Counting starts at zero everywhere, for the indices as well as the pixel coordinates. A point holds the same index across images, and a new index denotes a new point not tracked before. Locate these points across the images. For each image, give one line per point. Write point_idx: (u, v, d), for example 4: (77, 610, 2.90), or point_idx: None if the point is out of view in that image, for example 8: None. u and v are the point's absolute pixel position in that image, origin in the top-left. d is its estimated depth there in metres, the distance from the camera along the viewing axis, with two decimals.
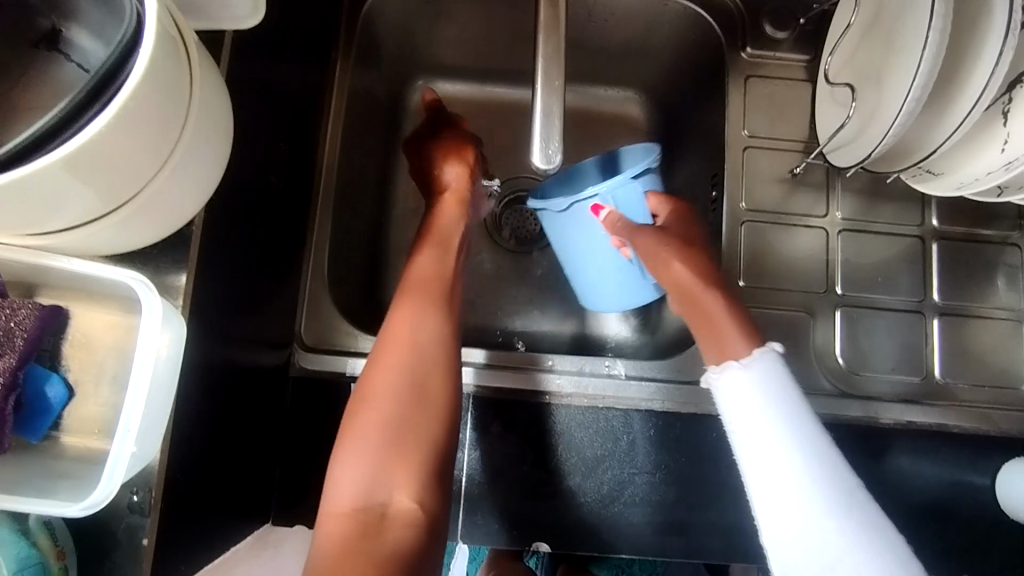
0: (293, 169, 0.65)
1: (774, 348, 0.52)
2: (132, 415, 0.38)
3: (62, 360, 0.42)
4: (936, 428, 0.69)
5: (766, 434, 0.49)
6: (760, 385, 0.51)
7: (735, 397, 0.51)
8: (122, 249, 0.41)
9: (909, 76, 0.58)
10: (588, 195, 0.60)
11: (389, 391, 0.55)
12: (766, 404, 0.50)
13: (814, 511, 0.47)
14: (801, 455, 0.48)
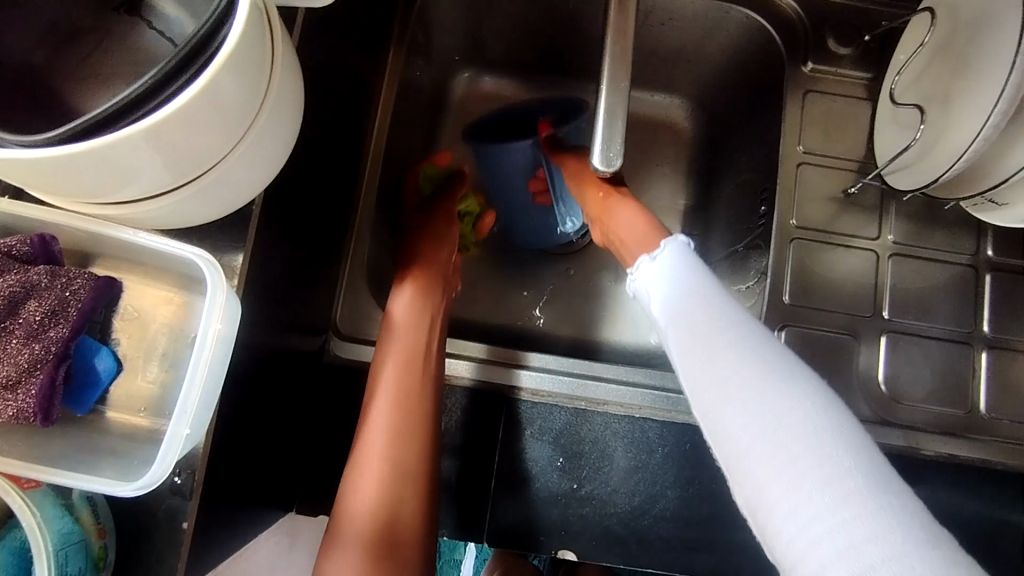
0: (343, 154, 0.64)
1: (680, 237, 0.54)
2: (188, 397, 0.37)
3: (112, 333, 0.41)
4: (977, 463, 0.67)
5: (702, 308, 0.48)
6: (673, 261, 0.53)
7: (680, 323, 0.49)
8: (183, 225, 0.41)
9: (986, 102, 0.56)
10: None
11: (372, 420, 0.61)
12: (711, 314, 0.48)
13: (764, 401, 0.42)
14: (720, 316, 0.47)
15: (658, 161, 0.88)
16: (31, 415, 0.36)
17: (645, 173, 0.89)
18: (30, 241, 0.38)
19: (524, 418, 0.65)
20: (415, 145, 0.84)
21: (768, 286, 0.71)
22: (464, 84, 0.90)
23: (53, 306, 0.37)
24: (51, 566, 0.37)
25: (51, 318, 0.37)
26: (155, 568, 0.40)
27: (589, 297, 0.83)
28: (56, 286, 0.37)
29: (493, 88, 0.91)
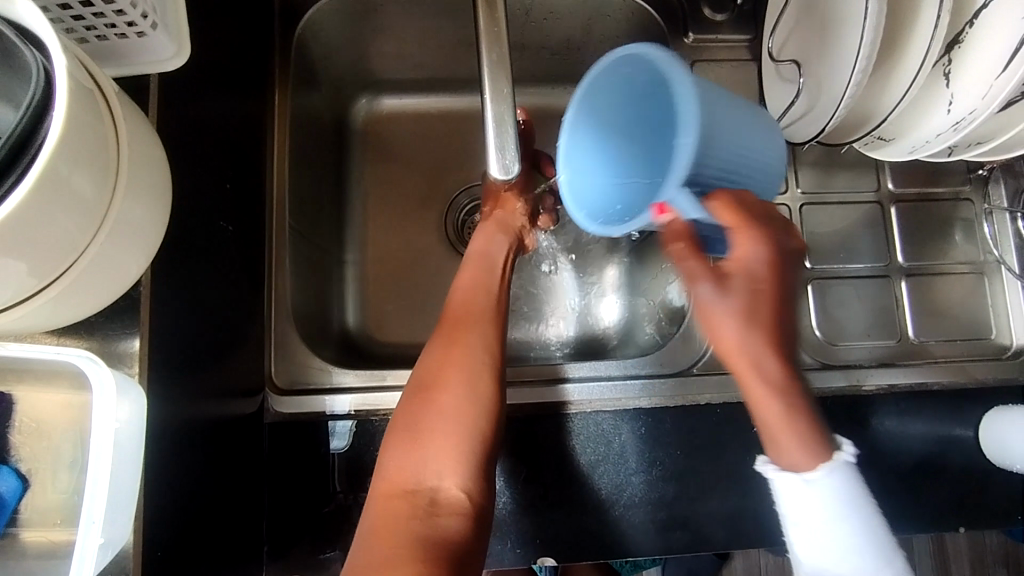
0: (243, 206, 0.62)
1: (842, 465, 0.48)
2: (95, 503, 0.35)
3: (10, 451, 0.38)
4: (916, 388, 0.69)
5: (829, 540, 0.47)
6: (832, 496, 0.47)
7: (799, 500, 0.48)
8: (61, 325, 0.38)
9: (853, 47, 0.58)
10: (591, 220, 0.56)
11: (457, 335, 0.58)
12: (833, 504, 0.47)
13: None
14: (857, 556, 0.47)
15: None
16: None
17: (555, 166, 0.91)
18: None
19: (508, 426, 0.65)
20: (326, 182, 0.83)
21: None
22: (365, 110, 0.89)
23: None
24: None
25: None
26: None
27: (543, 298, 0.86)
28: None
29: (395, 108, 0.89)
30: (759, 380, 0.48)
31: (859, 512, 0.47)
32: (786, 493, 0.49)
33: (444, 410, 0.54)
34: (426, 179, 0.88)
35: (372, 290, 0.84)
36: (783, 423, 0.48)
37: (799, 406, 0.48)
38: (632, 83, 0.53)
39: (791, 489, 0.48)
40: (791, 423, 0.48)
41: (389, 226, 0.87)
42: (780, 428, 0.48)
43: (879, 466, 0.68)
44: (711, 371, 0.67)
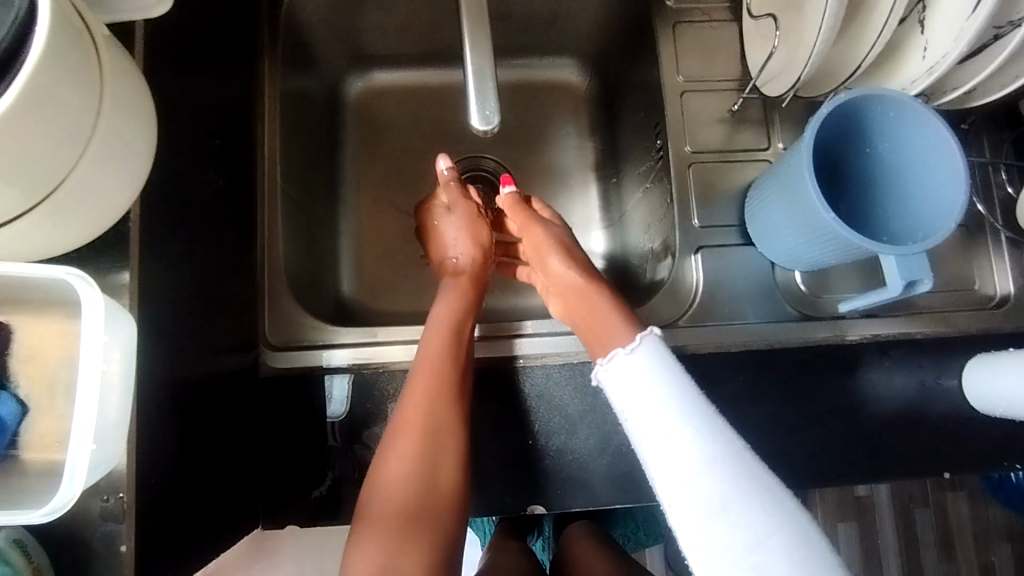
0: (234, 167, 0.64)
1: (653, 333, 0.54)
2: (86, 413, 0.37)
3: (10, 377, 0.40)
4: (900, 337, 0.71)
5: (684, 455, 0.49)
6: (653, 380, 0.52)
7: (627, 381, 0.53)
8: (52, 250, 0.40)
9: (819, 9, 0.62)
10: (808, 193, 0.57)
11: (437, 391, 0.61)
12: (648, 373, 0.52)
13: (705, 447, 0.48)
14: (687, 416, 0.50)
15: (559, 123, 0.93)
16: None
17: (545, 136, 0.93)
18: None
19: (491, 380, 0.67)
20: (319, 154, 0.85)
21: (676, 213, 0.73)
22: (357, 84, 0.91)
23: None
24: None
25: None
26: None
27: None
28: None
29: (386, 82, 0.91)
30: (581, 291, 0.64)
31: (667, 378, 0.52)
32: (616, 389, 0.55)
33: (410, 532, 0.58)
34: (417, 151, 0.91)
35: (365, 259, 0.86)
36: (600, 323, 0.61)
37: (590, 311, 0.63)
38: (880, 132, 0.59)
39: (621, 365, 0.54)
40: (608, 313, 0.61)
41: (381, 197, 0.89)
42: (592, 329, 0.62)
43: (864, 415, 0.69)
44: (695, 324, 0.70)
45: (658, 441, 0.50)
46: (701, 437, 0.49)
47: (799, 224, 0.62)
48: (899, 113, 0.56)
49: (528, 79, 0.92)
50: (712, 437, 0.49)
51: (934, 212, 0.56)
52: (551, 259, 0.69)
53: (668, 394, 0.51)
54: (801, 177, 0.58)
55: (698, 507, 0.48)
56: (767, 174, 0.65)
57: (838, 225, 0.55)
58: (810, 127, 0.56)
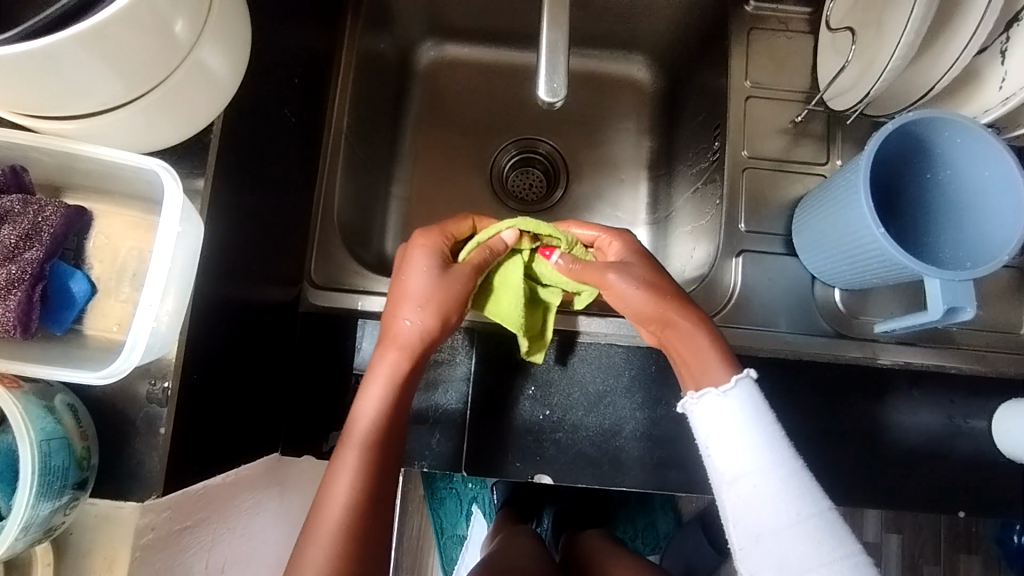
0: (307, 109, 0.67)
1: (750, 373, 0.52)
2: (152, 291, 0.39)
3: (85, 260, 0.44)
4: (932, 368, 0.69)
5: (758, 493, 0.49)
6: (739, 413, 0.51)
7: (712, 413, 0.52)
8: (142, 145, 0.44)
9: (900, 25, 0.61)
10: (870, 220, 0.56)
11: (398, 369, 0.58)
12: (740, 417, 0.51)
13: (779, 489, 0.48)
14: (766, 455, 0.49)
15: (620, 117, 0.94)
16: (11, 327, 0.39)
17: (604, 129, 0.94)
18: (3, 172, 0.41)
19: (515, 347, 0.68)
20: (384, 113, 0.88)
21: (723, 215, 0.74)
22: (429, 52, 0.93)
23: (26, 230, 0.40)
24: (35, 457, 0.38)
25: (25, 242, 0.40)
26: (137, 471, 0.43)
27: None
28: (28, 212, 0.40)
29: (457, 55, 0.94)
30: (682, 321, 0.57)
31: (763, 427, 0.50)
32: (699, 421, 0.53)
33: (369, 494, 0.55)
34: (477, 126, 0.93)
35: (412, 222, 0.89)
36: (703, 371, 0.55)
37: (689, 351, 0.56)
38: (938, 158, 0.59)
39: (711, 399, 0.52)
40: (709, 350, 0.55)
41: (436, 165, 0.92)
42: (691, 373, 0.56)
43: (883, 443, 0.69)
44: (726, 324, 0.70)
45: (743, 487, 0.49)
46: (785, 495, 0.48)
47: (848, 242, 0.61)
48: (963, 141, 0.56)
49: (595, 69, 0.94)
50: (786, 480, 0.49)
51: (989, 243, 0.56)
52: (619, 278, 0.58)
53: (759, 444, 0.49)
54: (856, 193, 0.57)
55: (766, 547, 0.48)
56: (819, 189, 0.65)
57: (887, 242, 0.55)
58: (871, 141, 0.56)
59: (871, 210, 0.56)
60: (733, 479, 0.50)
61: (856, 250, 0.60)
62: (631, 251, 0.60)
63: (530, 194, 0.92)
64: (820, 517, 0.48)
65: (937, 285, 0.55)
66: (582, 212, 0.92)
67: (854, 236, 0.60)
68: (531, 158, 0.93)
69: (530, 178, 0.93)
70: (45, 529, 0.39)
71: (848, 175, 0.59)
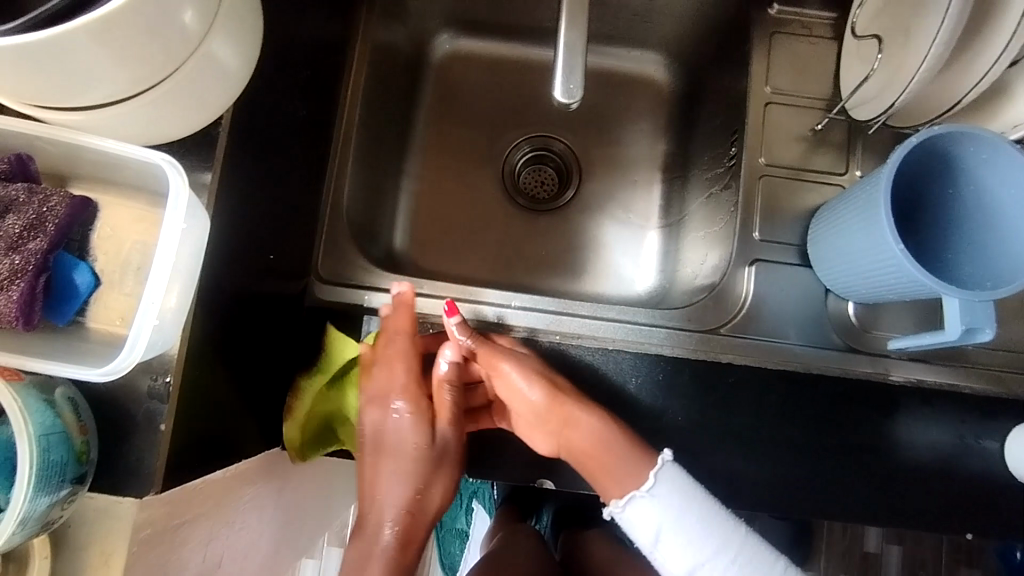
0: (318, 101, 0.66)
1: (667, 458, 0.59)
2: (155, 289, 0.39)
3: (89, 251, 0.43)
4: (948, 388, 0.68)
5: None
6: (670, 512, 0.57)
7: (647, 529, 0.58)
8: (149, 137, 0.43)
9: (928, 36, 0.60)
10: (890, 234, 0.54)
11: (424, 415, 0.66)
12: (671, 514, 0.57)
13: (728, 568, 0.56)
14: (709, 543, 0.56)
15: (635, 117, 0.93)
16: (12, 319, 0.38)
17: (619, 129, 0.93)
18: (8, 160, 0.40)
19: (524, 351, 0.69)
20: (397, 106, 0.87)
21: (737, 222, 0.72)
22: (444, 45, 0.92)
23: (31, 220, 0.39)
24: (35, 452, 0.37)
25: (29, 232, 0.39)
26: (136, 467, 0.43)
27: (584, 248, 0.89)
28: (33, 202, 0.40)
29: (472, 49, 0.92)
30: (589, 422, 0.63)
31: (692, 514, 0.57)
32: (633, 529, 0.59)
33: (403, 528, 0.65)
34: (490, 122, 0.92)
35: (421, 217, 0.88)
36: (617, 462, 0.61)
37: (604, 458, 0.62)
38: (963, 173, 0.57)
39: (642, 520, 0.58)
40: (624, 452, 0.61)
41: (447, 161, 0.91)
42: (609, 475, 0.62)
43: (893, 460, 0.68)
44: (737, 334, 0.69)
45: (700, 575, 0.56)
46: (733, 568, 0.56)
47: (865, 256, 0.60)
48: (990, 155, 0.54)
49: (612, 68, 0.92)
50: (733, 553, 0.56)
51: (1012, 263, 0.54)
52: (527, 383, 0.64)
53: (696, 531, 0.56)
54: (875, 206, 0.56)
55: None
56: (837, 200, 0.64)
57: (905, 258, 0.54)
58: (894, 154, 0.54)
59: (892, 224, 0.55)
60: (689, 572, 0.57)
61: (874, 263, 0.59)
62: (530, 364, 0.65)
63: (542, 193, 0.91)
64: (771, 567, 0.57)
65: (955, 305, 0.53)
66: (594, 213, 0.91)
67: (872, 250, 0.58)
68: (543, 157, 0.92)
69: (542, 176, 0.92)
70: (42, 523, 0.38)
71: (869, 186, 0.58)
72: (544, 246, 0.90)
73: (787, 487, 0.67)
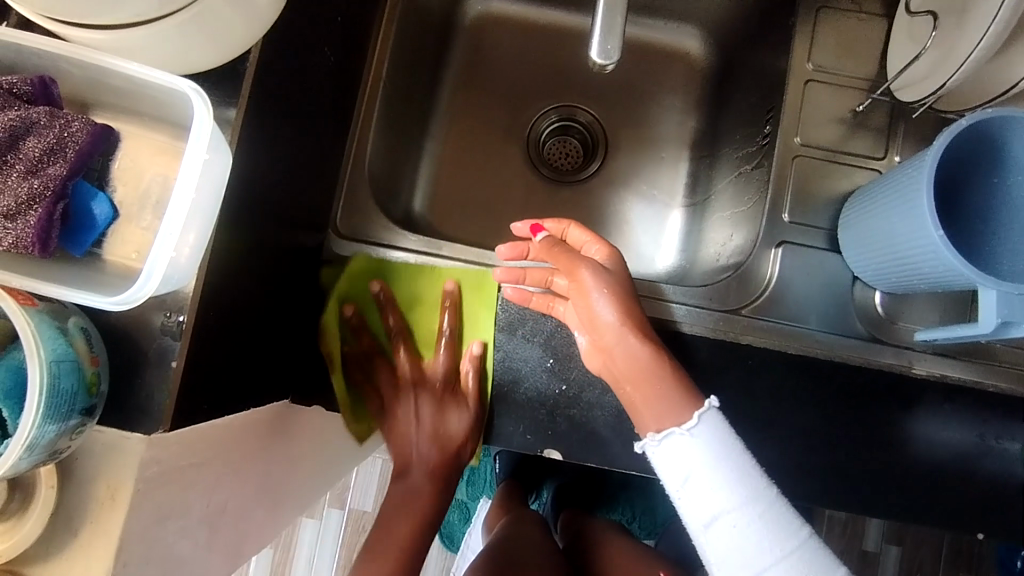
0: (346, 50, 0.64)
1: (713, 404, 0.53)
2: (174, 221, 0.38)
3: (108, 182, 0.42)
4: (970, 383, 0.67)
5: (735, 532, 0.50)
6: (704, 452, 0.52)
7: (675, 465, 0.53)
8: (172, 64, 0.42)
9: (986, 14, 0.57)
10: (931, 219, 0.52)
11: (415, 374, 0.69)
12: (706, 456, 0.52)
13: (755, 525, 0.50)
14: (739, 493, 0.51)
15: (667, 92, 0.90)
16: (29, 243, 0.38)
17: (650, 104, 0.90)
18: (31, 81, 0.39)
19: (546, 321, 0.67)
20: (425, 66, 0.85)
21: (768, 202, 0.70)
22: (476, 6, 0.89)
23: (51, 144, 0.38)
24: (45, 378, 0.37)
25: (49, 157, 0.38)
26: (145, 403, 0.42)
27: (606, 223, 0.88)
28: (55, 126, 0.38)
29: (505, 11, 0.90)
30: (635, 344, 0.58)
31: (730, 461, 0.51)
32: (662, 467, 0.54)
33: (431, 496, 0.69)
34: (520, 88, 0.90)
35: (443, 181, 0.87)
36: (655, 393, 0.56)
37: (646, 382, 0.57)
38: (1011, 164, 0.55)
39: (673, 456, 0.53)
40: (663, 382, 0.56)
41: (473, 125, 0.89)
42: (644, 398, 0.57)
43: (911, 455, 0.66)
44: (758, 317, 0.68)
45: (721, 528, 0.51)
46: (762, 528, 0.50)
47: (900, 243, 0.58)
48: None
49: (646, 39, 0.90)
50: (764, 512, 0.51)
51: None
52: (596, 297, 0.60)
53: (728, 479, 0.51)
54: (916, 191, 0.54)
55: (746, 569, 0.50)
56: (875, 184, 0.62)
57: (944, 245, 0.52)
58: (942, 137, 0.52)
59: (931, 209, 0.52)
60: (710, 521, 0.51)
61: (903, 250, 0.57)
62: (618, 268, 0.64)
63: (567, 164, 0.90)
64: (803, 531, 0.51)
65: (993, 298, 0.51)
66: (619, 187, 0.89)
67: (907, 238, 0.56)
68: (570, 127, 0.90)
69: (567, 147, 0.90)
70: (50, 452, 0.38)
71: (910, 169, 0.56)
72: (566, 217, 0.88)
73: (800, 474, 0.65)
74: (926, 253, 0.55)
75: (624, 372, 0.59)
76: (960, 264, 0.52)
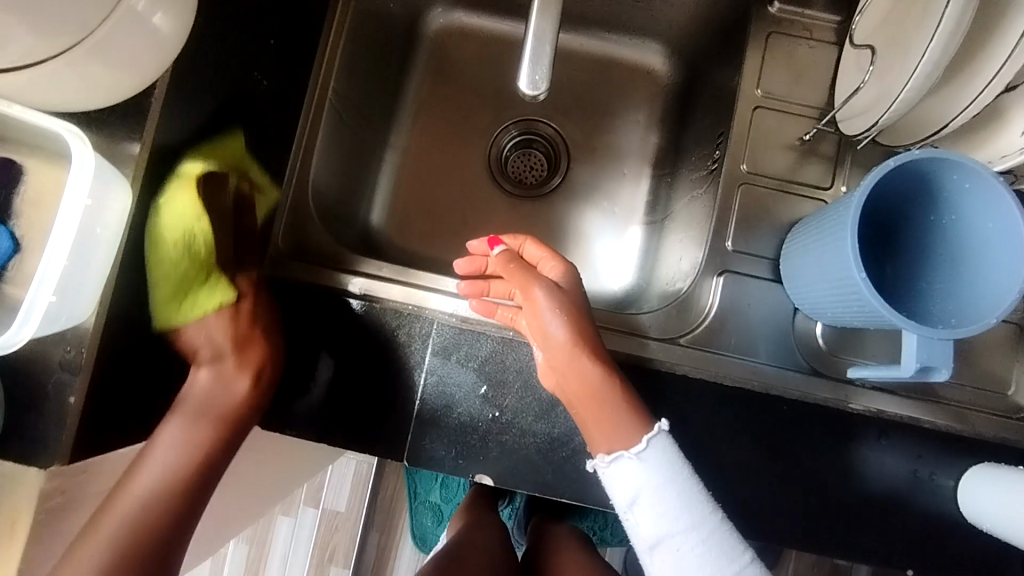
0: None
1: (662, 428, 0.55)
2: (52, 264, 0.41)
3: (11, 216, 0.44)
4: (908, 420, 0.66)
5: (680, 557, 0.52)
6: (649, 476, 0.53)
7: (624, 488, 0.54)
8: (67, 104, 0.43)
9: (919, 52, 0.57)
10: (855, 261, 0.52)
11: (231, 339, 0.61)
12: (653, 479, 0.53)
13: (698, 549, 0.52)
14: (682, 517, 0.52)
15: (629, 108, 0.89)
16: None
17: (612, 119, 0.89)
18: None
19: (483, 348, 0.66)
20: (382, 80, 0.85)
21: (711, 229, 0.70)
22: (438, 18, 0.89)
23: None
24: None
25: None
26: None
27: (562, 240, 0.87)
28: None
29: (466, 24, 0.89)
30: (593, 368, 0.58)
31: (673, 486, 0.53)
32: (612, 486, 0.56)
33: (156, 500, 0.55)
34: (480, 102, 0.89)
35: (400, 195, 0.87)
36: (609, 416, 0.57)
37: (600, 407, 0.57)
38: (945, 203, 0.53)
39: (623, 478, 0.54)
40: (615, 407, 0.57)
41: (432, 138, 0.88)
42: (600, 422, 0.57)
43: (844, 489, 0.66)
44: (695, 346, 0.67)
45: (666, 551, 0.52)
46: (703, 553, 0.52)
47: (832, 283, 0.57)
48: (976, 189, 0.50)
49: (609, 55, 0.89)
50: (706, 536, 0.52)
51: (984, 306, 0.51)
52: (549, 317, 0.59)
53: (672, 504, 0.52)
54: (842, 231, 0.53)
55: None
56: (810, 218, 0.61)
57: (866, 287, 0.51)
58: (867, 177, 0.51)
59: (856, 251, 0.52)
60: (657, 544, 0.53)
61: (835, 289, 0.57)
62: (571, 284, 0.63)
63: (528, 179, 0.89)
64: (744, 554, 0.52)
65: (914, 342, 0.50)
66: (577, 204, 0.88)
67: (837, 279, 0.55)
68: (531, 142, 0.89)
69: (527, 162, 0.89)
70: None
71: (840, 207, 0.55)
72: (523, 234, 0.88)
73: (731, 503, 0.65)
74: (853, 295, 0.54)
75: (578, 393, 0.59)
76: (885, 308, 0.51)
